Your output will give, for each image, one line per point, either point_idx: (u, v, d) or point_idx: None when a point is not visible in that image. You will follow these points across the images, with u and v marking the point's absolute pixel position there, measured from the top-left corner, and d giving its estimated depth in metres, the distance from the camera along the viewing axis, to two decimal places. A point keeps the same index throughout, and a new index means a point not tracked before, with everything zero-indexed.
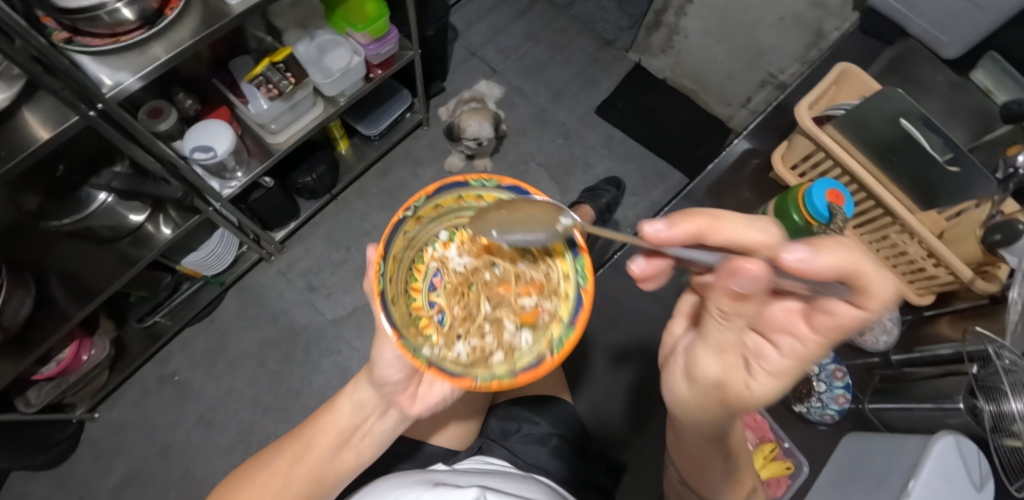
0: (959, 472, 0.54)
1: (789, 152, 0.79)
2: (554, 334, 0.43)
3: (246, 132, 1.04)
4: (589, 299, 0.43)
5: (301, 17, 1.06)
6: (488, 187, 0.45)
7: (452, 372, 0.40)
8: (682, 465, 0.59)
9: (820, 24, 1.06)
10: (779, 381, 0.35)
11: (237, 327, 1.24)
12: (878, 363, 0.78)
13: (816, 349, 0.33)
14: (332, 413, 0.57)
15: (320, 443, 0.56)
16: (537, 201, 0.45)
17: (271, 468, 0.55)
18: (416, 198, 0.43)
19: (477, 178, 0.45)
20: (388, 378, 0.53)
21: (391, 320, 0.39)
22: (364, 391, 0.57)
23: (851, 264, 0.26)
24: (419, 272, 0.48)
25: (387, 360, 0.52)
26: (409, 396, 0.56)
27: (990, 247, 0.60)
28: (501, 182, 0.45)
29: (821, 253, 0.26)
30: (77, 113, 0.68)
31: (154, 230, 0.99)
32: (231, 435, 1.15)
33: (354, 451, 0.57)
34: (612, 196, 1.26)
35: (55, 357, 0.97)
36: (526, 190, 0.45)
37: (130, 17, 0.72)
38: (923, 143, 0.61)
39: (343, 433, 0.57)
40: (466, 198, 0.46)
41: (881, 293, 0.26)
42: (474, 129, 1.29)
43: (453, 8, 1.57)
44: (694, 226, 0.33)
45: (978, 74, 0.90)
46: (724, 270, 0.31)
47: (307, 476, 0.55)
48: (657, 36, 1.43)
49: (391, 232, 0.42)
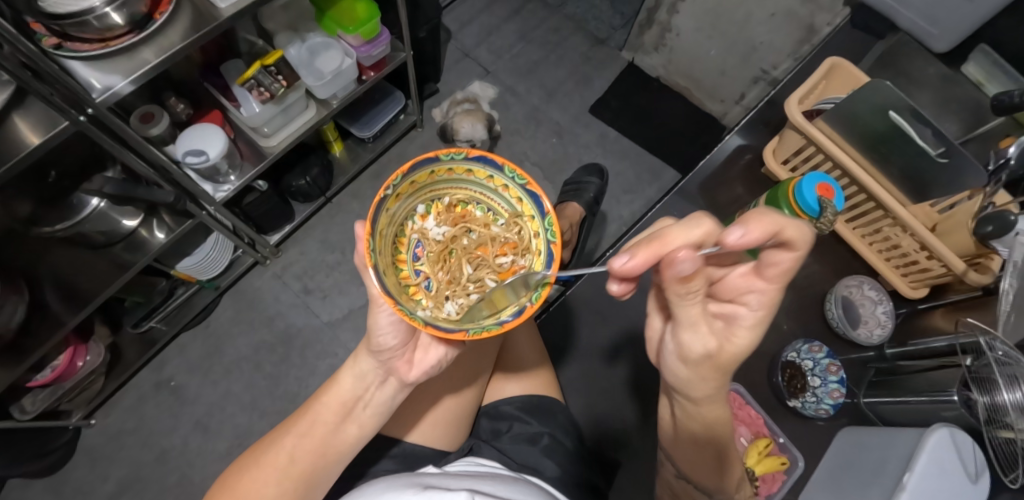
0: (953, 465, 0.53)
1: (780, 147, 0.79)
2: (534, 286, 0.45)
3: (238, 135, 1.04)
4: (557, 252, 0.45)
5: (292, 20, 1.06)
6: (458, 160, 0.45)
7: (444, 327, 0.40)
8: (681, 461, 0.58)
9: (811, 19, 1.07)
10: (754, 328, 0.44)
11: (232, 331, 1.24)
12: (873, 357, 0.78)
13: (771, 291, 0.42)
14: (334, 387, 0.57)
15: (325, 416, 0.56)
16: (506, 169, 0.46)
17: (275, 448, 0.54)
18: (393, 177, 0.42)
19: (446, 152, 0.45)
20: (385, 343, 0.53)
21: (385, 291, 0.40)
22: (364, 361, 0.56)
23: (772, 226, 0.34)
24: (402, 245, 0.48)
25: (383, 325, 0.52)
26: (405, 359, 0.57)
27: (982, 238, 0.60)
28: (467, 153, 0.45)
29: (753, 227, 0.33)
30: (68, 118, 0.68)
31: (148, 235, 0.97)
32: (227, 440, 1.14)
33: (356, 424, 0.56)
34: (595, 187, 1.25)
35: (50, 364, 0.97)
36: (495, 159, 0.45)
37: (119, 22, 0.72)
38: (911, 135, 0.60)
39: (346, 405, 0.56)
40: (438, 172, 0.46)
41: (799, 235, 0.34)
42: (467, 131, 1.33)
43: (446, 9, 1.57)
44: (648, 251, 0.36)
45: (968, 67, 0.88)
46: (665, 264, 0.36)
47: (313, 451, 0.54)
48: (650, 34, 1.43)
49: (375, 211, 0.42)
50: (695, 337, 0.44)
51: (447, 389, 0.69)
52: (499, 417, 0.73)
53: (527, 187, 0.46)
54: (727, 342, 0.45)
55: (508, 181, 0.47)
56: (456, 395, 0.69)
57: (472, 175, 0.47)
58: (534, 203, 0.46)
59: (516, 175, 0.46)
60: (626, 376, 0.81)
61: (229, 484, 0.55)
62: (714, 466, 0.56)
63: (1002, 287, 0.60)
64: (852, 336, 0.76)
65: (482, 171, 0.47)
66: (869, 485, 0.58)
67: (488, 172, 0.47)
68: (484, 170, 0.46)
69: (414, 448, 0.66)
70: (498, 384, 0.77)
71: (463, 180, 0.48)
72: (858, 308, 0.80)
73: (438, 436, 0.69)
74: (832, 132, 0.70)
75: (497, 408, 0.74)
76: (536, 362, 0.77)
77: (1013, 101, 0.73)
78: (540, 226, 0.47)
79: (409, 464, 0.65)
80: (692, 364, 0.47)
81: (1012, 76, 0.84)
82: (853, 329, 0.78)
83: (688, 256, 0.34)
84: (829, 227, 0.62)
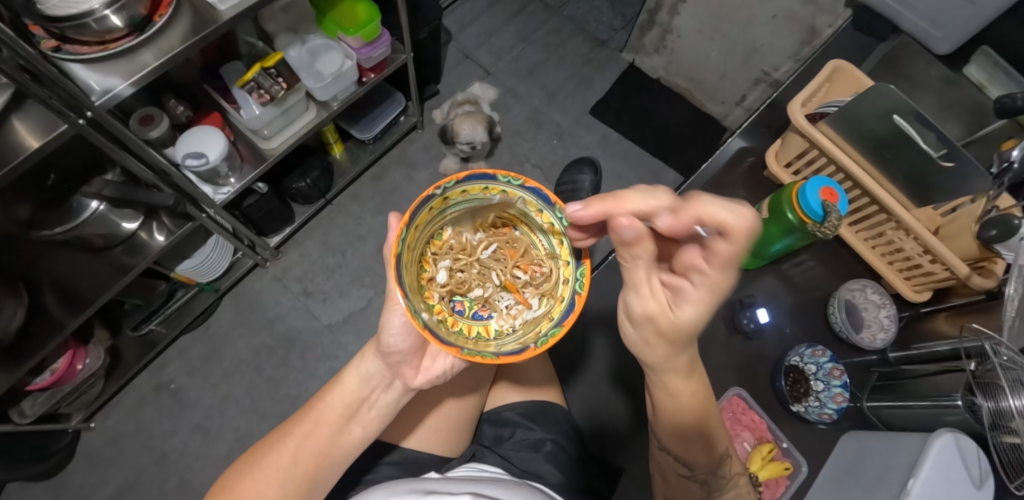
0: (958, 469, 0.53)
1: (783, 150, 0.78)
2: (543, 330, 0.43)
3: (238, 137, 1.03)
4: (581, 305, 0.42)
5: (291, 22, 1.05)
6: (514, 185, 0.44)
7: (442, 339, 0.40)
8: (663, 433, 0.57)
9: (813, 20, 1.06)
10: (701, 307, 0.43)
11: (232, 334, 1.23)
12: (877, 361, 0.78)
13: (721, 279, 0.40)
14: (338, 388, 0.56)
15: (329, 417, 0.55)
16: (557, 208, 0.45)
17: (278, 448, 0.54)
18: (447, 180, 0.42)
19: (505, 174, 0.44)
20: (395, 345, 0.53)
21: (400, 282, 0.40)
22: (371, 362, 0.56)
23: (708, 212, 0.36)
24: (434, 245, 0.49)
25: (394, 325, 0.52)
26: (413, 366, 0.56)
27: (986, 242, 0.59)
28: (525, 182, 0.44)
29: (687, 208, 0.36)
30: (66, 121, 0.67)
31: (148, 238, 0.97)
32: (227, 443, 1.14)
33: (361, 425, 0.56)
34: (589, 180, 1.26)
35: (49, 367, 0.96)
36: (548, 196, 0.44)
37: (119, 24, 0.71)
38: (915, 139, 0.60)
39: (351, 406, 0.56)
40: (491, 190, 0.46)
41: (742, 227, 0.35)
42: (467, 133, 1.29)
43: (446, 10, 1.57)
44: (601, 208, 0.37)
45: (971, 69, 0.89)
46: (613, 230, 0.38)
47: (317, 451, 0.54)
48: (651, 36, 1.43)
49: (418, 206, 0.42)
50: (639, 300, 0.45)
51: (449, 394, 0.68)
52: (502, 423, 0.72)
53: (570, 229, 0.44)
54: (671, 313, 0.45)
55: (555, 220, 0.46)
56: (461, 403, 0.69)
57: (522, 203, 0.46)
58: (573, 250, 0.45)
59: (565, 217, 0.45)
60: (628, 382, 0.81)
61: (229, 484, 0.54)
62: (701, 442, 0.55)
63: (1007, 292, 0.59)
64: (855, 340, 0.76)
65: (534, 203, 0.46)
66: (871, 490, 0.58)
67: (539, 205, 0.46)
68: (536, 202, 0.45)
69: (414, 455, 0.65)
70: (501, 390, 0.75)
71: (512, 204, 0.47)
72: (860, 312, 0.80)
73: (442, 441, 0.68)
74: (836, 136, 0.69)
75: (500, 414, 0.73)
76: (542, 379, 0.76)
77: (1017, 104, 0.73)
78: (571, 274, 0.45)
79: (410, 470, 0.64)
80: (643, 327, 0.48)
81: (1012, 76, 0.85)
82: (856, 333, 0.78)
83: (630, 224, 0.37)
84: (833, 230, 0.63)
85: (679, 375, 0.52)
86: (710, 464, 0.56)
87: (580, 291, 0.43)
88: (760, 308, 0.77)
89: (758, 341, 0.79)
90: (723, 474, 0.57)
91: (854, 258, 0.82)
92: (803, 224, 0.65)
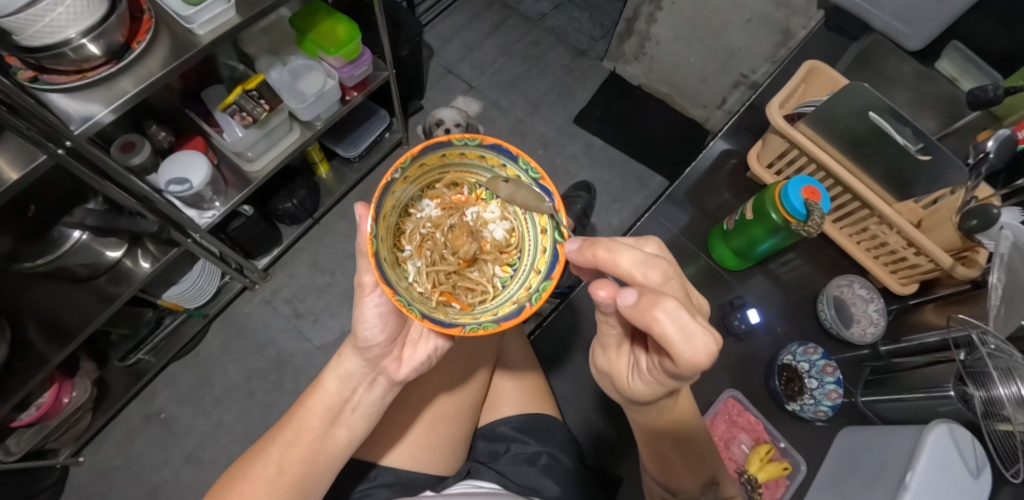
0: (954, 459, 0.54)
1: (764, 151, 0.79)
2: (535, 285, 0.45)
3: (221, 161, 1.03)
4: (565, 253, 0.44)
5: (273, 44, 1.07)
6: (471, 145, 0.44)
7: (440, 320, 0.40)
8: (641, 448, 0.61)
9: (787, 22, 1.08)
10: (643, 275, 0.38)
11: (222, 360, 1.21)
12: (868, 355, 0.78)
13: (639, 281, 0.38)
14: (318, 392, 0.55)
15: (311, 422, 0.54)
16: (520, 160, 0.44)
17: (262, 460, 0.53)
18: (402, 160, 0.42)
19: (459, 137, 0.44)
20: (372, 339, 0.53)
21: (386, 280, 0.39)
22: (350, 361, 0.55)
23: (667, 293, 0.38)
24: (405, 227, 0.47)
25: (369, 317, 0.52)
26: (393, 355, 0.56)
27: (968, 233, 0.60)
28: (483, 139, 0.44)
29: (642, 303, 0.35)
30: (46, 151, 0.66)
31: (132, 265, 0.95)
32: (221, 472, 1.11)
33: (346, 427, 0.55)
34: (587, 201, 1.23)
35: (34, 402, 0.93)
36: (509, 149, 0.43)
37: (97, 53, 0.71)
38: (893, 134, 0.60)
39: (333, 409, 0.55)
40: (449, 155, 0.45)
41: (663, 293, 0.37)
42: (444, 114, 1.34)
43: (426, 27, 1.59)
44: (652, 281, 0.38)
45: (943, 64, 0.91)
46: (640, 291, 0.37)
47: (301, 458, 0.52)
48: (630, 44, 1.45)
49: (380, 194, 0.41)
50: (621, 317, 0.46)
51: (443, 413, 0.68)
52: (497, 438, 0.72)
53: (540, 182, 0.44)
54: (625, 379, 0.52)
55: (520, 173, 0.45)
56: (450, 421, 0.68)
57: (486, 162, 0.46)
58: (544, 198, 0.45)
59: (530, 167, 0.44)
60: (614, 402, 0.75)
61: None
62: (687, 466, 0.58)
63: (990, 281, 0.59)
64: (846, 335, 0.76)
65: (495, 159, 0.45)
66: (869, 485, 0.58)
67: (502, 161, 0.45)
68: (497, 158, 0.45)
69: (409, 476, 0.64)
70: (494, 405, 0.75)
71: (472, 166, 0.47)
72: (849, 307, 0.81)
73: (437, 461, 0.67)
74: (815, 135, 0.70)
75: (494, 429, 0.73)
76: (534, 387, 0.75)
77: (988, 96, 0.74)
78: (547, 223, 0.46)
79: (406, 490, 0.63)
80: (602, 376, 0.57)
81: (983, 69, 0.88)
82: (846, 328, 0.79)
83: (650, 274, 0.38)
84: (818, 229, 0.64)
85: (644, 415, 0.56)
86: (695, 491, 0.58)
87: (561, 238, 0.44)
88: (750, 309, 0.78)
89: (751, 341, 0.79)
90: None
91: (841, 254, 0.83)
92: (787, 224, 0.66)
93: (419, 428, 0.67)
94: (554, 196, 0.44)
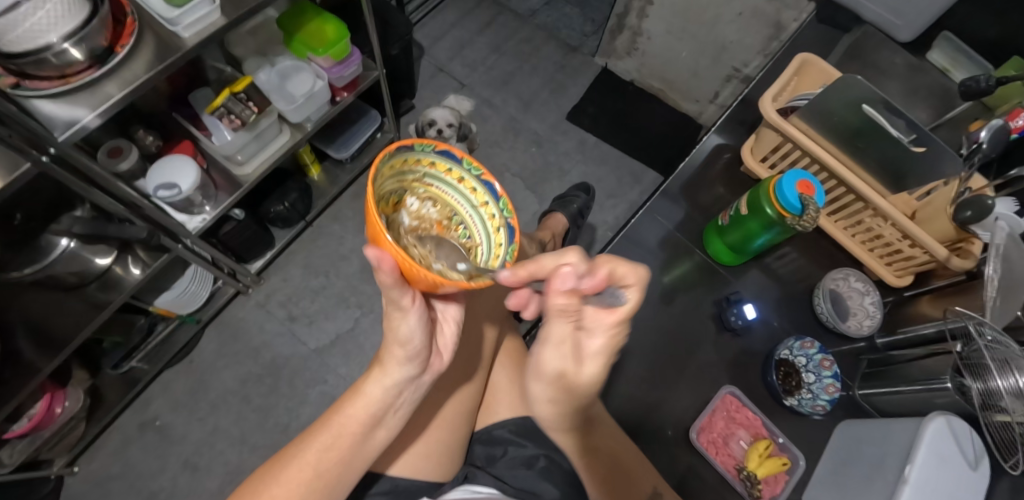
0: (951, 450, 0.54)
1: (758, 145, 0.79)
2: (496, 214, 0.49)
3: (211, 165, 1.01)
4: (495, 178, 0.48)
5: (259, 45, 1.06)
6: (385, 161, 0.40)
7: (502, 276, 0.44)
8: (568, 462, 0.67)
9: (779, 15, 1.08)
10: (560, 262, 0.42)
11: (217, 365, 1.20)
12: (866, 348, 0.78)
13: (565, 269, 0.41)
14: (360, 398, 0.52)
15: (349, 426, 0.52)
16: (416, 145, 0.43)
17: (297, 462, 0.50)
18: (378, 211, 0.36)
19: (379, 159, 0.39)
20: (421, 345, 0.49)
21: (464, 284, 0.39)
22: (399, 369, 0.51)
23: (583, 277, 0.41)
24: None
25: (415, 326, 0.47)
26: (434, 352, 0.55)
27: (961, 224, 0.61)
28: (389, 150, 0.40)
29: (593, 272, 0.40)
30: (29, 159, 0.64)
31: (122, 272, 0.94)
32: (218, 478, 1.10)
33: (386, 428, 0.54)
34: (584, 200, 1.22)
35: (26, 413, 0.92)
36: (404, 143, 0.42)
37: (79, 57, 0.69)
38: (885, 127, 0.60)
39: (375, 415, 0.52)
40: (376, 185, 0.40)
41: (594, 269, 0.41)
42: (437, 114, 1.32)
43: (416, 26, 1.57)
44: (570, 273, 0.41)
45: (934, 54, 0.91)
46: (569, 277, 0.40)
47: (339, 461, 0.51)
48: (622, 39, 1.44)
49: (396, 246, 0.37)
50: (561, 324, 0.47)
51: (450, 413, 0.68)
52: (493, 442, 0.72)
53: (437, 149, 0.45)
54: (577, 370, 0.53)
55: (418, 154, 0.44)
56: (453, 422, 0.68)
57: (394, 168, 0.42)
58: (447, 158, 0.46)
59: (423, 145, 0.44)
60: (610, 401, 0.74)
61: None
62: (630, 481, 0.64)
63: (985, 273, 0.59)
64: (842, 329, 0.76)
65: (398, 158, 0.43)
66: (869, 480, 0.58)
67: (403, 157, 0.43)
68: (400, 157, 0.43)
69: (406, 483, 0.63)
70: (491, 407, 0.75)
71: (385, 182, 0.42)
72: (846, 301, 0.80)
73: (437, 466, 0.66)
74: (808, 128, 0.70)
75: (490, 432, 0.73)
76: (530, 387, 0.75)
77: (981, 86, 0.74)
78: (461, 175, 0.47)
79: (404, 497, 0.62)
80: (554, 386, 0.57)
81: (974, 59, 0.88)
82: (842, 321, 0.78)
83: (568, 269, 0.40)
84: (812, 223, 0.65)
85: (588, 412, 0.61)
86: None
87: (483, 171, 0.47)
88: (746, 304, 0.77)
89: (747, 336, 0.79)
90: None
91: (836, 247, 0.83)
92: (782, 219, 0.66)
93: (436, 423, 0.67)
94: (455, 152, 0.46)
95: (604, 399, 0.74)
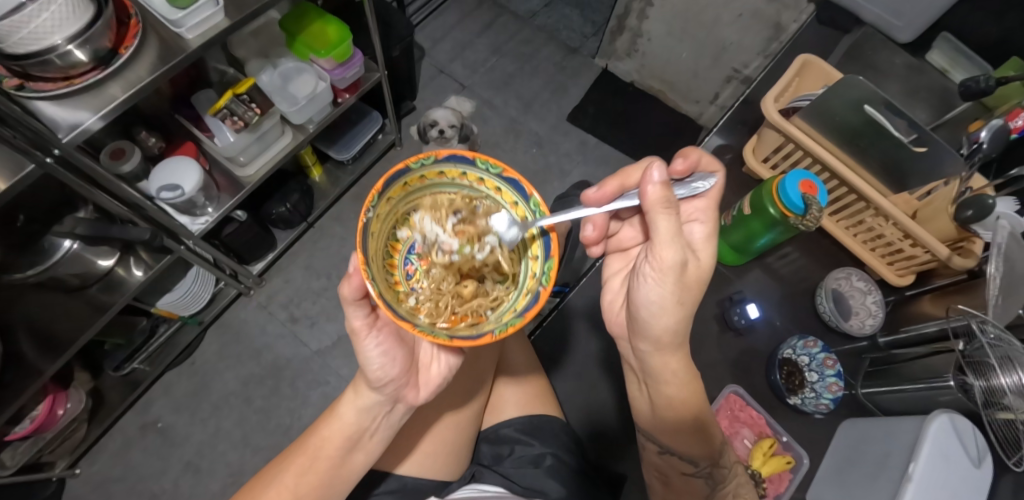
0: (955, 448, 0.54)
1: (760, 145, 0.80)
2: (539, 270, 0.46)
3: (214, 166, 1.01)
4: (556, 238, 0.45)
5: (262, 47, 1.07)
6: (428, 165, 0.44)
7: (469, 336, 0.39)
8: (669, 392, 0.57)
9: (778, 17, 1.09)
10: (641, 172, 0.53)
11: (218, 367, 1.20)
12: (867, 347, 0.79)
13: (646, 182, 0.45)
14: (335, 421, 0.53)
15: (327, 451, 0.52)
16: (478, 161, 0.45)
17: (276, 486, 0.51)
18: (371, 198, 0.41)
19: (416, 160, 0.43)
20: (386, 376, 0.51)
21: (401, 314, 0.39)
22: (368, 394, 0.52)
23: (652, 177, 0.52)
24: (393, 262, 0.48)
25: (373, 358, 0.50)
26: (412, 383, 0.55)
27: (963, 223, 0.61)
28: (438, 155, 0.44)
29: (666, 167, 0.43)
30: (33, 160, 0.64)
31: (125, 274, 0.94)
32: (220, 481, 1.10)
33: (364, 452, 0.54)
34: None
35: (27, 416, 0.91)
36: (466, 154, 0.45)
37: (83, 58, 0.69)
38: (887, 127, 0.61)
39: (351, 438, 0.53)
40: (411, 182, 0.45)
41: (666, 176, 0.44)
42: (439, 116, 1.35)
43: (417, 27, 1.57)
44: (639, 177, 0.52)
45: (934, 55, 0.92)
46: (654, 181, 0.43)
47: (315, 484, 0.51)
48: (622, 40, 1.44)
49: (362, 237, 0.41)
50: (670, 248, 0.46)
51: (449, 420, 0.68)
52: (500, 441, 0.73)
53: (502, 173, 0.46)
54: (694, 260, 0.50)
55: (482, 173, 0.46)
56: (449, 430, 0.67)
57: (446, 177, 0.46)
58: (515, 190, 0.46)
59: (490, 165, 0.46)
60: (613, 399, 0.74)
61: None
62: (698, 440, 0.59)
63: (987, 271, 0.59)
64: (844, 328, 0.76)
65: (454, 169, 0.46)
66: (872, 477, 0.59)
67: (460, 169, 0.46)
68: (456, 168, 0.46)
69: (414, 482, 0.63)
70: (497, 407, 0.75)
71: (435, 186, 0.47)
72: (848, 300, 0.82)
73: (443, 465, 0.66)
74: (810, 129, 0.70)
75: (497, 432, 0.74)
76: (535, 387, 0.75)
77: (981, 86, 0.74)
78: (524, 212, 0.47)
79: (410, 497, 0.63)
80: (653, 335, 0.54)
81: (973, 59, 0.89)
82: (845, 320, 0.79)
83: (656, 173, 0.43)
84: (815, 222, 0.64)
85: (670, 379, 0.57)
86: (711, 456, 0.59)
87: (546, 218, 0.45)
88: (749, 303, 0.77)
89: (750, 336, 0.79)
90: (725, 464, 0.59)
91: (838, 247, 0.83)
92: (785, 218, 0.66)
93: (427, 436, 0.66)
94: (522, 185, 0.45)
95: (609, 398, 0.74)
